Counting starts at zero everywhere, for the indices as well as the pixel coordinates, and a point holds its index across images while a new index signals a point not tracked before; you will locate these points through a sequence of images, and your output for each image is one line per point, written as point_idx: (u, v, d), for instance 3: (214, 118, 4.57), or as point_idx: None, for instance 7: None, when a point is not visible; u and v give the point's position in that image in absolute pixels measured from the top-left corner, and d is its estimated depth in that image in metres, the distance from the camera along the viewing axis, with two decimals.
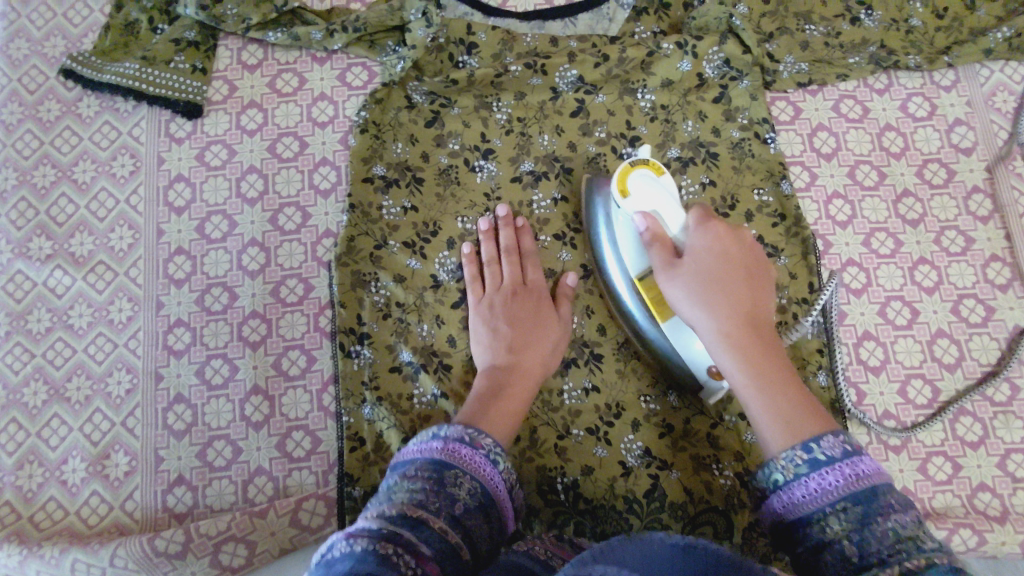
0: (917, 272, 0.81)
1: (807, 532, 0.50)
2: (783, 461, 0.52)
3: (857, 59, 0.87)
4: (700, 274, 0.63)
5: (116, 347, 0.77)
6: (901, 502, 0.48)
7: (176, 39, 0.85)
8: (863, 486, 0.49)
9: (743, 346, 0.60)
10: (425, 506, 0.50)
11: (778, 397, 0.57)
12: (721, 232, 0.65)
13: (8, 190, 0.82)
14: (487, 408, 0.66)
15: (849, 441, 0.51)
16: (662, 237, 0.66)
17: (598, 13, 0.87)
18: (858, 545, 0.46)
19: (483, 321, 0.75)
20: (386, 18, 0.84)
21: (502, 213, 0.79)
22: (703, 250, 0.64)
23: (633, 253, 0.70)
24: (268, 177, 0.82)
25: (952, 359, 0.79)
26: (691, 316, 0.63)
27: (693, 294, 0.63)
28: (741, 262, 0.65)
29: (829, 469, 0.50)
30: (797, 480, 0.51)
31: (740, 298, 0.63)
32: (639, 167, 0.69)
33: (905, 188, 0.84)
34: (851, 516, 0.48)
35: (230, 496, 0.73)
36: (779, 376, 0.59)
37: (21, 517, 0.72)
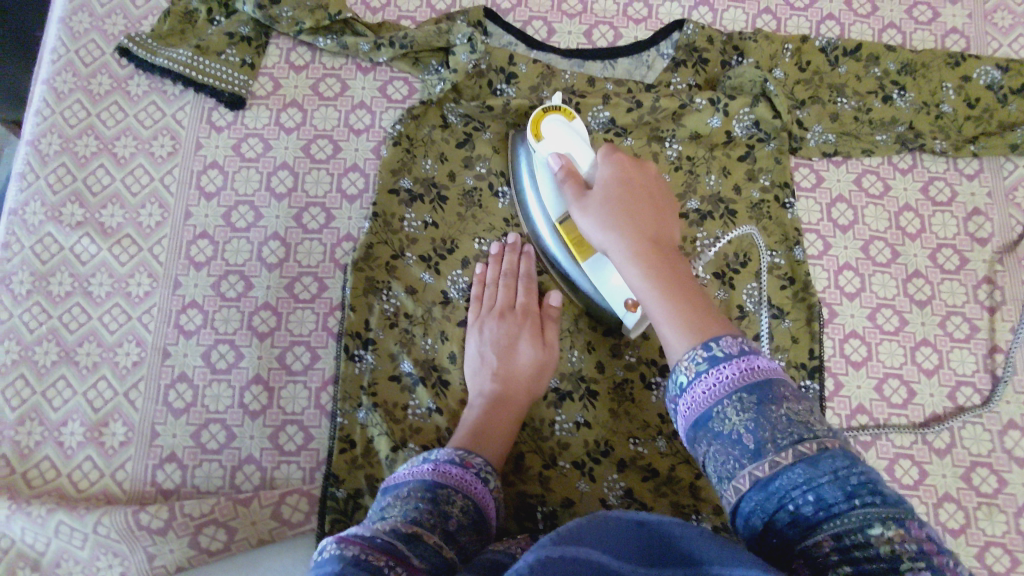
0: (918, 352, 0.83)
1: (710, 431, 0.49)
2: (686, 362, 0.51)
3: (886, 136, 0.88)
4: (608, 197, 0.66)
5: (129, 320, 0.80)
6: (794, 395, 0.47)
7: (231, 33, 0.88)
8: (758, 379, 0.47)
9: (648, 257, 0.61)
10: (420, 522, 0.50)
11: (684, 303, 0.57)
12: (625, 164, 0.69)
13: (49, 154, 0.85)
14: (470, 434, 0.69)
15: (748, 342, 0.50)
16: (573, 173, 0.70)
17: (638, 59, 0.90)
18: (755, 433, 0.46)
19: (475, 344, 0.77)
20: (432, 39, 0.85)
21: (512, 239, 0.82)
22: (609, 179, 0.68)
23: (551, 193, 0.75)
24: (298, 175, 0.85)
25: (943, 445, 0.80)
26: (602, 240, 0.65)
27: (603, 219, 0.65)
28: (645, 189, 0.68)
29: (727, 363, 0.49)
30: (698, 378, 0.50)
31: (646, 221, 0.65)
32: (552, 114, 0.77)
33: (916, 269, 0.86)
34: (747, 407, 0.46)
35: (218, 480, 0.75)
36: (683, 288, 0.59)
37: (14, 472, 0.74)
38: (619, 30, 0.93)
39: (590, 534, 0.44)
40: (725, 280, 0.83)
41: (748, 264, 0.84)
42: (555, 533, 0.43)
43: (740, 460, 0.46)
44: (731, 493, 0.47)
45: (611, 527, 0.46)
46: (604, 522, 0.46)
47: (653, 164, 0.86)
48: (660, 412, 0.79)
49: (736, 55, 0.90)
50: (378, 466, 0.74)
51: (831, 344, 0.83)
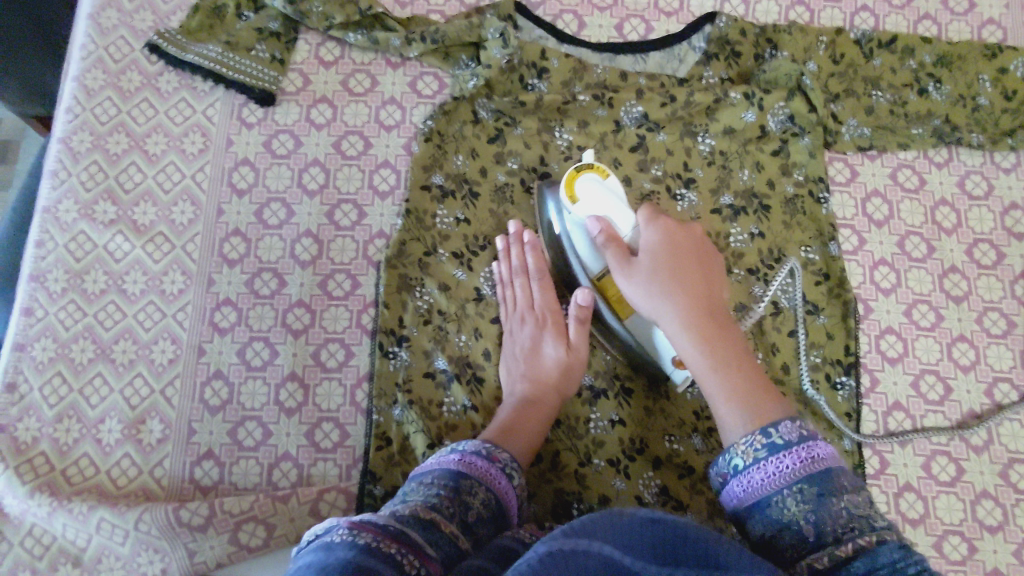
0: (955, 348, 0.82)
1: (766, 514, 0.52)
2: (743, 446, 0.55)
3: (921, 130, 0.87)
4: (658, 267, 0.68)
5: (164, 317, 0.80)
6: (853, 484, 0.51)
7: (260, 29, 0.87)
8: (820, 469, 0.51)
9: (704, 333, 0.65)
10: (438, 509, 0.51)
11: (739, 382, 0.61)
12: (670, 228, 0.70)
13: (81, 151, 0.85)
14: (499, 432, 0.69)
15: (806, 428, 0.54)
16: (616, 239, 0.70)
17: (670, 53, 0.90)
18: (815, 524, 0.49)
19: (504, 348, 0.78)
20: (464, 34, 0.85)
21: (513, 229, 0.80)
22: (656, 247, 0.69)
23: (588, 250, 0.75)
24: (330, 172, 0.85)
25: (980, 442, 0.79)
26: (653, 310, 0.67)
27: (654, 289, 0.67)
28: (692, 252, 0.70)
29: (786, 453, 0.53)
30: (756, 464, 0.54)
31: (696, 291, 0.67)
32: (585, 170, 0.73)
33: (952, 264, 0.85)
34: (808, 497, 0.50)
35: (255, 477, 0.75)
36: (738, 366, 0.63)
37: (53, 469, 0.74)
38: (650, 23, 0.92)
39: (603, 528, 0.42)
40: (759, 277, 0.82)
41: (782, 259, 0.83)
42: (567, 525, 0.42)
43: (798, 548, 0.49)
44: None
45: (626, 521, 0.44)
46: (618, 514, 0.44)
47: (686, 159, 0.85)
48: (695, 410, 0.78)
49: (769, 47, 0.89)
50: (414, 464, 0.74)
51: (868, 340, 0.82)
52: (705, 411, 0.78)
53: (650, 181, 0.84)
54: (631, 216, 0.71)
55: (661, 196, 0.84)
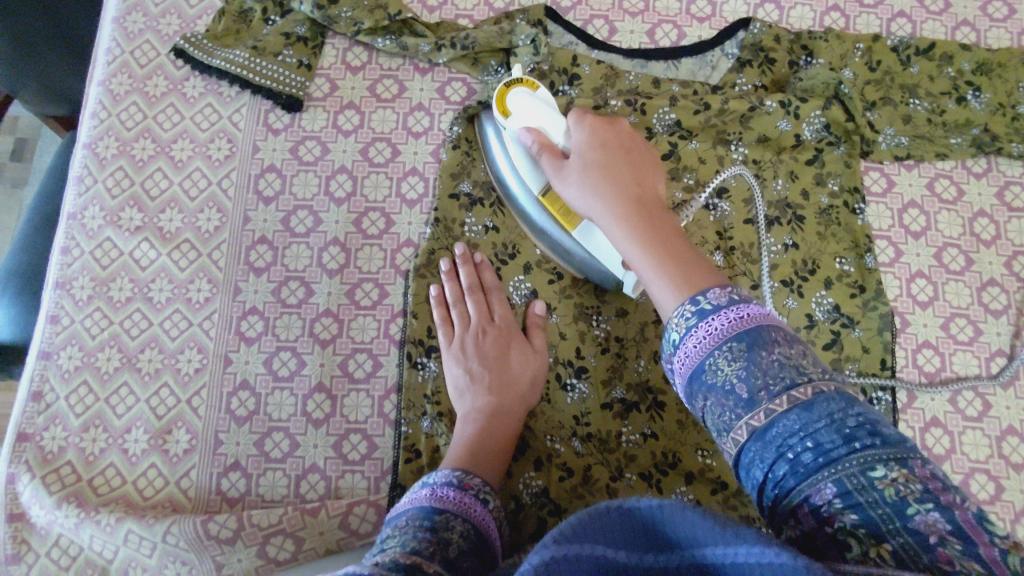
0: (993, 363, 0.80)
1: (704, 385, 0.46)
2: (675, 318, 0.48)
3: (959, 140, 0.85)
4: (585, 164, 0.64)
5: (190, 326, 0.79)
6: (787, 339, 0.45)
7: (287, 33, 0.86)
8: (747, 327, 0.45)
9: (630, 218, 0.58)
10: (419, 552, 0.46)
11: (668, 256, 0.54)
12: (597, 125, 0.67)
13: (107, 157, 0.84)
14: (466, 454, 0.66)
15: (738, 292, 0.47)
16: (547, 144, 0.68)
17: (702, 59, 0.88)
18: (747, 380, 0.43)
19: (457, 363, 0.74)
20: (495, 41, 0.84)
21: (460, 251, 0.79)
22: (583, 144, 0.65)
23: (528, 168, 0.74)
24: (357, 179, 0.84)
25: (1020, 460, 0.77)
26: (589, 207, 0.62)
27: (583, 182, 0.63)
28: (620, 148, 0.65)
29: (716, 316, 0.46)
30: (688, 334, 0.47)
31: (624, 180, 0.62)
32: (514, 87, 0.74)
33: (991, 277, 0.83)
34: (737, 355, 0.44)
35: (282, 489, 0.74)
36: (669, 242, 0.55)
37: (80, 479, 0.74)
38: (682, 29, 0.90)
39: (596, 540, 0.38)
40: (793, 288, 0.80)
41: (817, 271, 0.81)
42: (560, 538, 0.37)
43: (735, 410, 0.43)
44: (731, 447, 0.44)
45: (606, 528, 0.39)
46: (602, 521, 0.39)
47: (719, 168, 0.84)
48: None
49: (804, 55, 0.87)
50: None
51: (904, 355, 0.80)
52: None
53: (683, 190, 0.82)
54: (559, 120, 0.70)
55: (693, 205, 0.82)
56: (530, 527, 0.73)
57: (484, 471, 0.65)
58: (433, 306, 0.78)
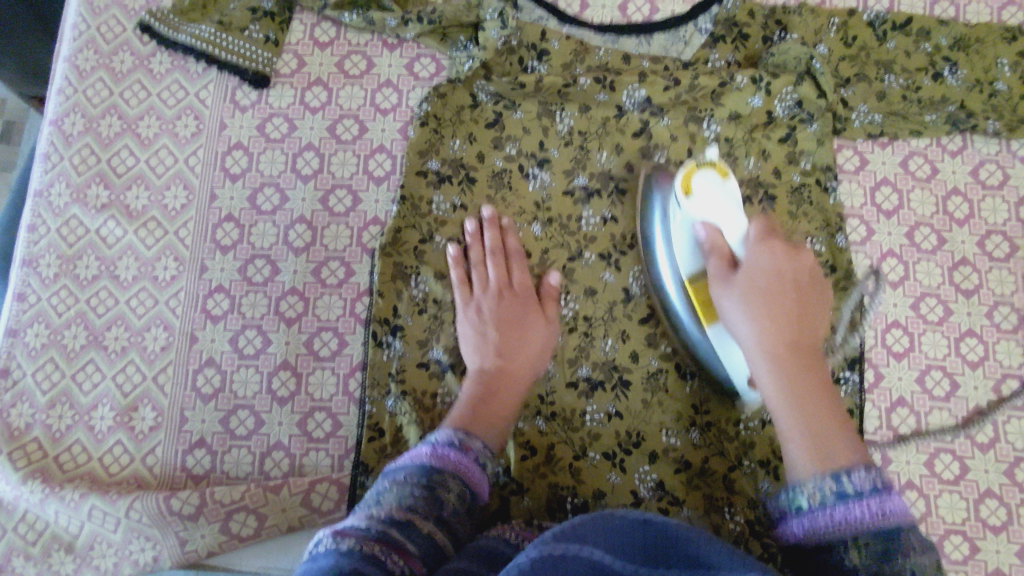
0: (963, 344, 0.80)
1: (829, 557, 0.51)
2: (810, 487, 0.53)
3: (935, 117, 0.84)
4: (752, 290, 0.65)
5: (157, 304, 0.79)
6: (923, 543, 0.50)
7: (253, 9, 0.85)
8: (890, 525, 0.50)
9: (780, 361, 0.62)
10: (414, 509, 0.51)
11: (814, 425, 0.59)
12: (778, 250, 0.67)
13: (73, 134, 0.83)
14: (472, 417, 0.66)
15: (882, 477, 0.52)
16: (720, 247, 0.68)
17: (676, 35, 0.86)
18: (857, 546, 0.50)
19: (472, 325, 0.75)
20: (461, 15, 0.83)
21: (486, 215, 0.79)
22: (759, 267, 0.66)
23: (686, 252, 0.71)
24: (324, 157, 0.83)
25: (986, 440, 0.77)
26: (740, 332, 0.65)
27: (747, 310, 0.65)
28: (794, 283, 0.66)
29: (858, 503, 0.51)
30: (821, 508, 0.52)
31: (784, 319, 0.64)
32: (704, 168, 0.71)
33: (964, 256, 0.82)
34: (873, 543, 0.49)
35: (247, 466, 0.75)
36: (818, 408, 0.60)
37: (46, 455, 0.74)
38: (655, 3, 0.89)
39: (591, 530, 0.45)
40: None
41: None
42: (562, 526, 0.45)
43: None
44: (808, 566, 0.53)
45: (612, 525, 0.47)
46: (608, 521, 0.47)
47: (690, 146, 0.83)
48: (693, 403, 0.77)
49: (779, 30, 0.86)
50: None
51: (873, 334, 0.80)
52: (703, 404, 0.77)
53: None
54: (741, 223, 0.69)
55: None
56: (491, 506, 0.74)
57: (485, 435, 0.66)
58: (451, 264, 0.78)
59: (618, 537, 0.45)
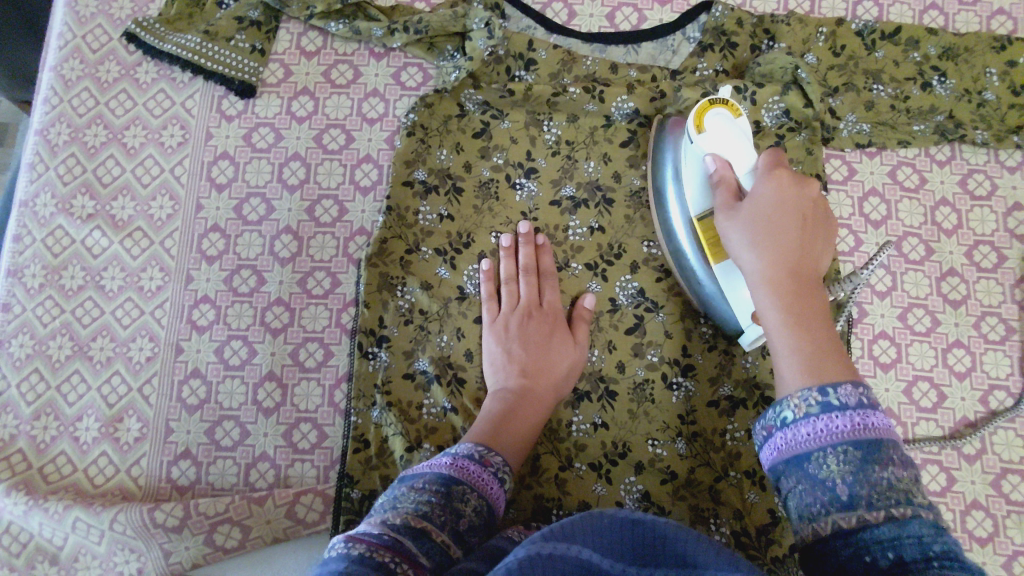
0: (950, 354, 0.80)
1: (801, 471, 0.49)
2: (796, 399, 0.51)
3: (923, 127, 0.83)
4: (755, 218, 0.62)
5: (142, 315, 0.79)
6: (903, 461, 0.47)
7: (240, 17, 0.85)
8: (870, 437, 0.47)
9: (780, 287, 0.59)
10: (430, 518, 0.51)
11: (806, 340, 0.56)
12: (784, 181, 0.63)
13: (59, 144, 0.83)
14: (491, 431, 0.67)
15: (869, 394, 0.49)
16: (728, 180, 0.67)
17: (663, 43, 0.87)
18: (851, 486, 0.46)
19: (500, 340, 0.76)
20: (449, 24, 0.82)
21: (525, 229, 0.79)
22: (763, 196, 0.63)
23: (697, 190, 0.71)
24: (310, 166, 0.83)
25: (973, 451, 0.77)
26: (743, 258, 0.63)
27: (749, 236, 0.62)
28: (800, 211, 0.62)
29: (840, 414, 0.48)
30: (806, 419, 0.50)
31: (784, 242, 0.61)
32: (717, 106, 0.70)
33: (951, 266, 0.82)
34: (851, 459, 0.47)
35: (232, 477, 0.75)
36: (818, 330, 0.57)
37: (31, 467, 0.74)
38: (642, 12, 0.89)
39: (582, 529, 0.45)
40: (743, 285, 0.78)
41: None
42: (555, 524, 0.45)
43: (828, 505, 0.46)
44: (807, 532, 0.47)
45: (603, 526, 0.47)
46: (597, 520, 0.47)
47: None
48: (680, 414, 0.77)
49: (767, 39, 0.86)
50: (392, 466, 0.73)
51: (859, 345, 0.80)
52: (690, 415, 0.77)
53: (640, 179, 0.83)
54: (751, 157, 0.68)
55: None
56: None
57: (502, 450, 0.66)
58: (483, 280, 0.79)
59: (606, 538, 0.45)
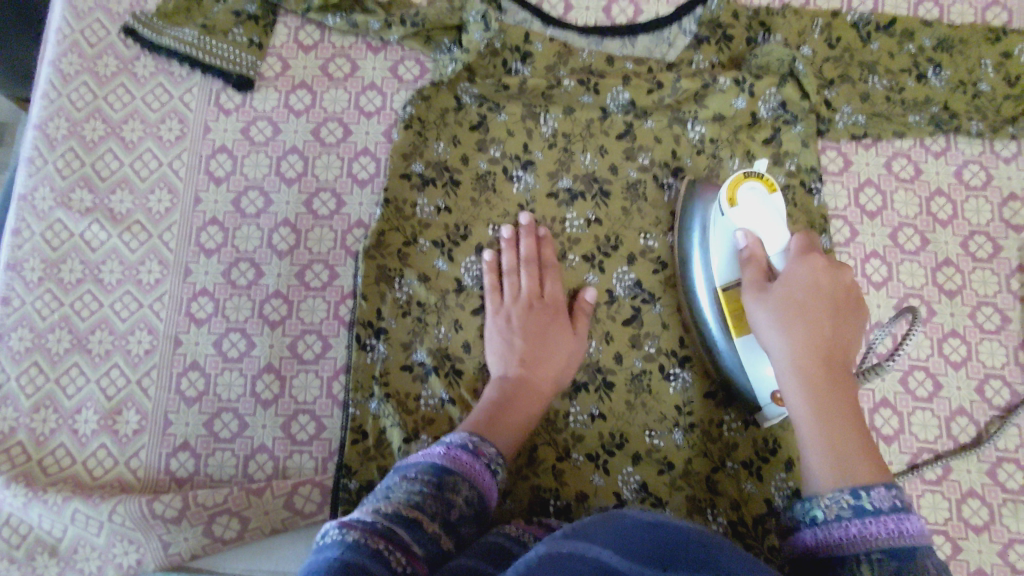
0: (946, 344, 0.80)
1: (834, 570, 0.49)
2: (826, 500, 0.51)
3: (918, 118, 0.84)
4: (786, 299, 0.64)
5: (141, 308, 0.79)
6: (939, 566, 0.46)
7: (237, 11, 0.85)
8: (904, 545, 0.47)
9: (811, 375, 0.60)
10: (422, 508, 0.51)
11: (837, 435, 0.57)
12: (818, 265, 0.66)
13: (57, 138, 0.83)
14: (488, 422, 0.67)
15: (903, 497, 0.49)
16: (758, 260, 0.69)
17: (658, 36, 0.86)
18: (871, 570, 0.47)
19: (500, 332, 0.76)
20: (445, 17, 0.83)
21: (525, 221, 0.80)
22: (796, 276, 0.66)
23: (724, 260, 0.72)
24: (308, 159, 0.83)
25: (968, 440, 0.78)
26: (769, 340, 0.64)
27: (776, 318, 0.64)
28: (831, 297, 0.65)
29: (874, 520, 0.48)
30: (838, 521, 0.50)
31: (818, 329, 0.63)
32: (752, 179, 0.72)
33: (947, 257, 0.82)
34: (885, 563, 0.46)
35: (231, 469, 0.75)
36: (845, 422, 0.58)
37: (30, 459, 0.74)
38: (638, 5, 0.89)
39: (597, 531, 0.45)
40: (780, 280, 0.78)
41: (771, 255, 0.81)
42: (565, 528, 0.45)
43: None
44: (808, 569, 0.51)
45: (620, 526, 0.46)
46: (615, 523, 0.47)
47: (674, 147, 0.84)
48: (677, 405, 0.77)
49: (762, 31, 0.86)
50: (390, 457, 0.73)
51: None
52: (687, 406, 0.77)
53: (636, 170, 0.83)
54: (783, 235, 0.70)
55: (647, 185, 0.83)
56: None
57: (497, 441, 0.66)
58: (484, 271, 0.79)
59: (624, 534, 0.45)
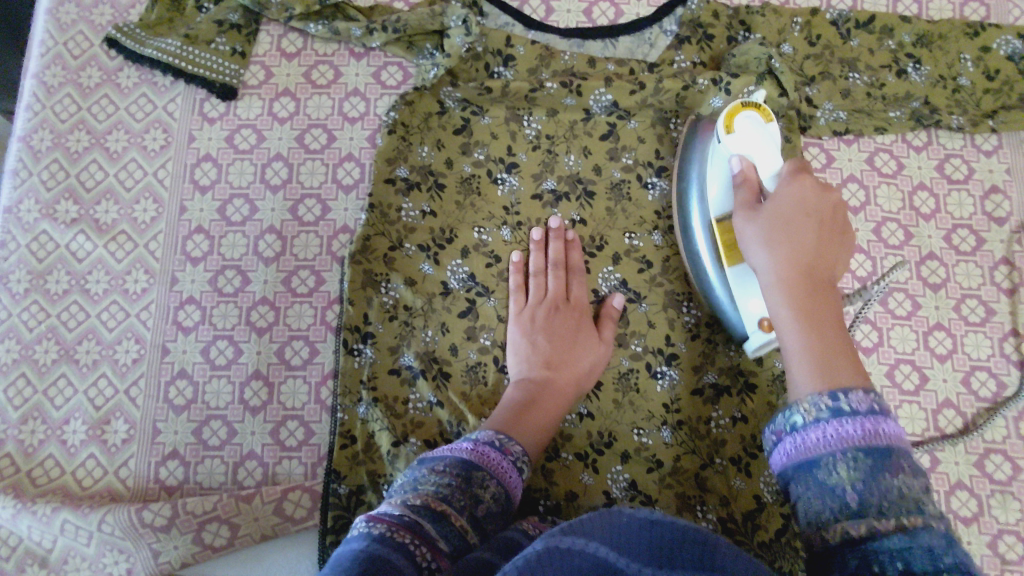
0: (931, 338, 0.80)
1: (812, 477, 0.45)
2: (805, 404, 0.47)
3: (898, 113, 0.85)
4: (772, 216, 0.62)
5: (128, 317, 0.79)
6: (914, 470, 0.43)
7: (220, 21, 0.85)
8: (881, 445, 0.43)
9: (794, 285, 0.58)
10: (449, 502, 0.52)
11: (819, 339, 0.54)
12: (807, 183, 0.63)
13: (42, 149, 0.84)
14: (511, 420, 0.68)
15: (880, 401, 0.46)
16: (750, 181, 0.68)
17: (639, 37, 0.87)
18: (861, 494, 0.42)
19: (523, 332, 0.76)
20: (426, 23, 0.83)
21: (554, 224, 0.80)
22: (783, 195, 0.63)
23: (720, 190, 0.72)
24: (293, 166, 0.84)
25: (956, 432, 0.78)
26: (755, 256, 0.63)
27: (762, 235, 0.62)
28: (819, 214, 0.62)
29: (851, 419, 0.45)
30: (816, 424, 0.46)
31: (803, 243, 0.60)
32: (749, 109, 0.71)
33: (930, 251, 0.83)
34: (860, 466, 0.43)
35: (220, 476, 0.75)
36: (829, 331, 0.55)
37: (19, 471, 0.75)
38: (619, 7, 0.90)
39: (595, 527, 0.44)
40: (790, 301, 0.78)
41: None
42: (565, 523, 0.44)
43: (834, 511, 0.43)
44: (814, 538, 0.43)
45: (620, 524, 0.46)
46: (616, 520, 0.46)
47: (658, 147, 0.84)
48: (665, 402, 0.77)
49: (742, 30, 0.87)
50: (379, 461, 0.73)
51: None
52: (675, 403, 0.77)
53: (620, 170, 0.83)
54: (778, 161, 0.68)
55: (632, 184, 0.83)
56: None
57: (519, 438, 0.67)
58: (512, 271, 0.79)
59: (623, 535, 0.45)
